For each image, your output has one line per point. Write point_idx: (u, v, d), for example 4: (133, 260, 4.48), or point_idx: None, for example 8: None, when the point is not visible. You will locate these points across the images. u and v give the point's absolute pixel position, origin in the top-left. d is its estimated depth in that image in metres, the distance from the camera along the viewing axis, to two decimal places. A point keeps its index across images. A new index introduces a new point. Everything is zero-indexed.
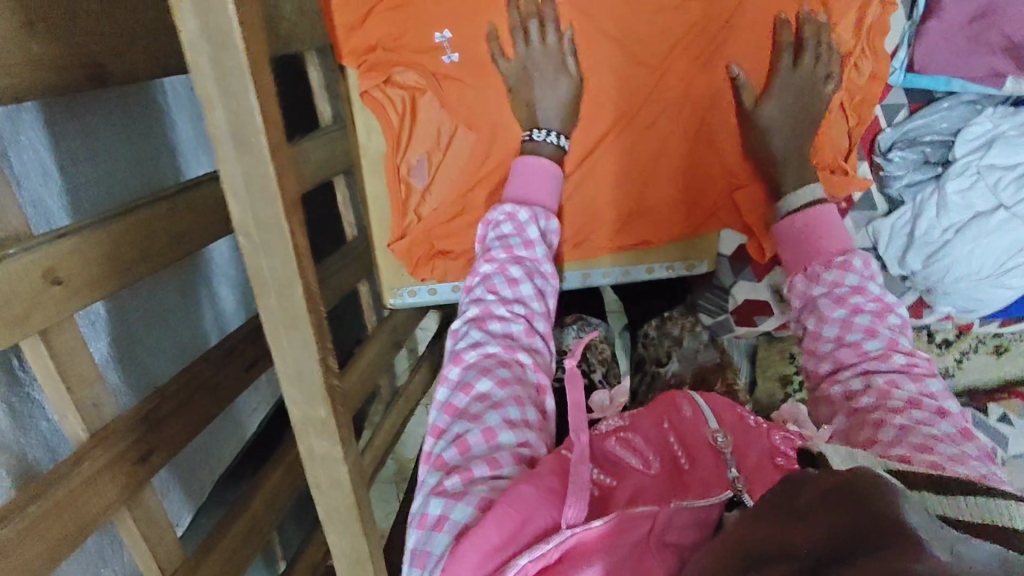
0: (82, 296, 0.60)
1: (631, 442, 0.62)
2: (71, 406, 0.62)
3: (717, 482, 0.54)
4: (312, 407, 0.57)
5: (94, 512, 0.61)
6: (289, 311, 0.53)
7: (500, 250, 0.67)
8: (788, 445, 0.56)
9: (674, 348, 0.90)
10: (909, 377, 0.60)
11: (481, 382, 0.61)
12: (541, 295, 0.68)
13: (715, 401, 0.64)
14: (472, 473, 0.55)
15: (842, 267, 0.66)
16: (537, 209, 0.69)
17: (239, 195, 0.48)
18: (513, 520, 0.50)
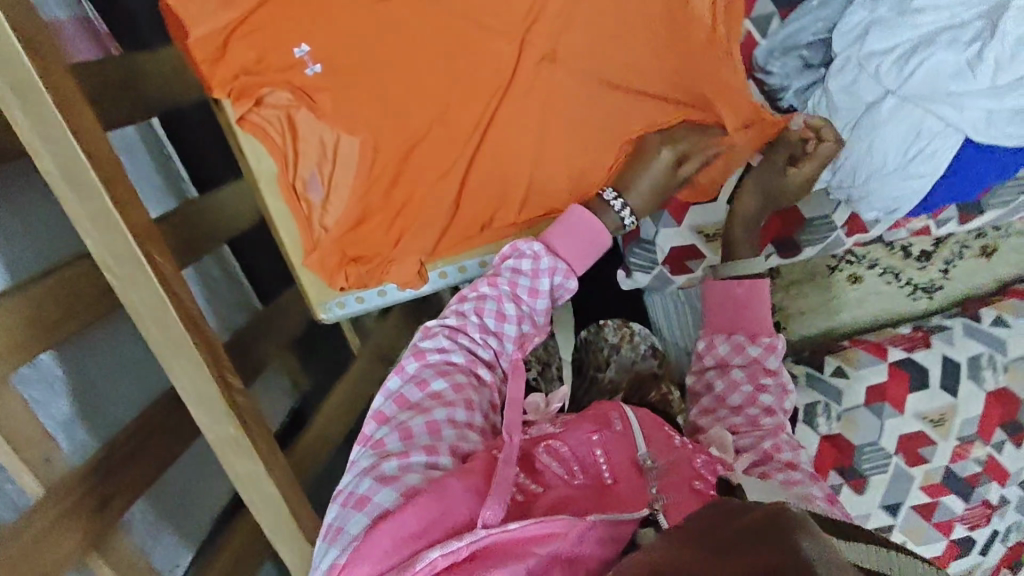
0: (11, 358, 0.63)
1: (560, 452, 0.62)
2: (23, 465, 0.65)
3: (636, 502, 0.57)
4: (221, 427, 0.58)
5: (53, 562, 0.63)
6: (170, 338, 0.54)
7: (506, 280, 0.66)
8: (708, 469, 0.61)
9: (611, 356, 0.90)
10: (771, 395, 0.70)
11: (436, 381, 0.61)
12: (522, 343, 0.67)
13: (644, 419, 0.68)
14: (409, 458, 0.56)
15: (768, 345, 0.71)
16: (561, 266, 0.66)
17: (91, 232, 0.50)
18: (430, 513, 0.51)
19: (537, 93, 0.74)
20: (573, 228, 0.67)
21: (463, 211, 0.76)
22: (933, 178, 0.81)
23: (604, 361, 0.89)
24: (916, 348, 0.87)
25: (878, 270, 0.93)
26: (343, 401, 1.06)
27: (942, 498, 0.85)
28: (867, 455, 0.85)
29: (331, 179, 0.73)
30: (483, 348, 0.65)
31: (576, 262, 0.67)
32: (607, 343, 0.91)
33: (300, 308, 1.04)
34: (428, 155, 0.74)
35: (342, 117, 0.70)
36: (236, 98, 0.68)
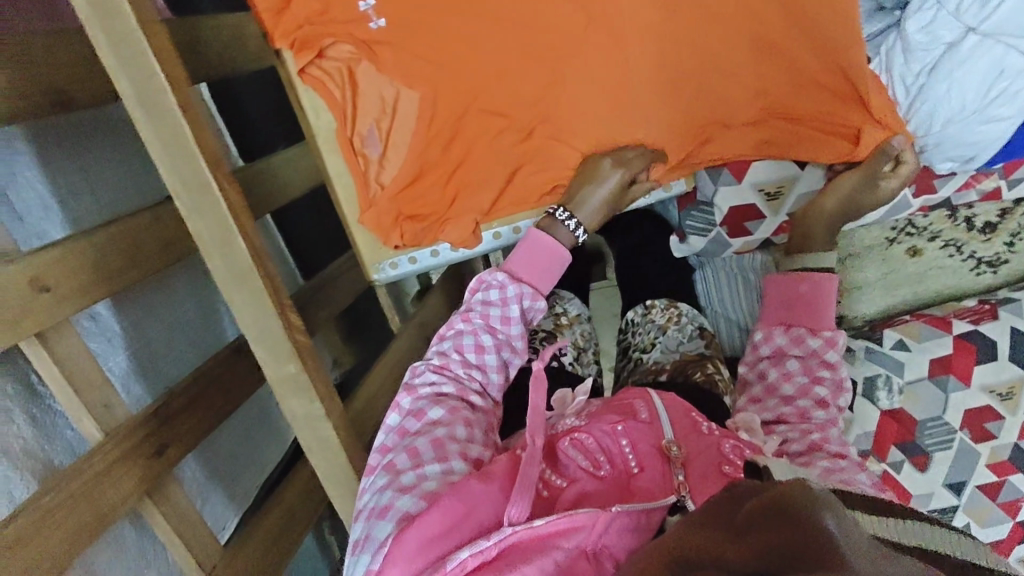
0: (74, 301, 0.65)
1: (585, 443, 0.67)
2: (84, 409, 0.66)
3: (662, 490, 0.62)
4: (282, 367, 0.58)
5: (111, 503, 0.64)
6: (235, 269, 0.54)
7: (479, 314, 0.70)
8: (735, 454, 0.64)
9: (657, 337, 0.85)
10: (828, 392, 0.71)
11: (433, 411, 0.65)
12: (503, 367, 0.72)
13: (673, 409, 0.71)
14: (422, 465, 0.60)
15: (828, 339, 0.73)
16: (526, 289, 0.70)
17: (164, 161, 0.51)
18: (457, 512, 0.55)
19: (600, 52, 0.73)
20: (529, 254, 0.71)
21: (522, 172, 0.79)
22: (1015, 121, 0.77)
23: (650, 343, 0.86)
24: (982, 321, 0.84)
25: (940, 243, 0.90)
26: (392, 374, 1.05)
27: (1010, 476, 0.81)
28: (931, 431, 0.82)
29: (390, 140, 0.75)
30: (468, 376, 0.70)
31: (542, 283, 0.71)
32: (653, 325, 0.87)
33: (351, 277, 1.04)
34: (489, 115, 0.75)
35: (404, 78, 0.72)
36: (298, 54, 0.69)
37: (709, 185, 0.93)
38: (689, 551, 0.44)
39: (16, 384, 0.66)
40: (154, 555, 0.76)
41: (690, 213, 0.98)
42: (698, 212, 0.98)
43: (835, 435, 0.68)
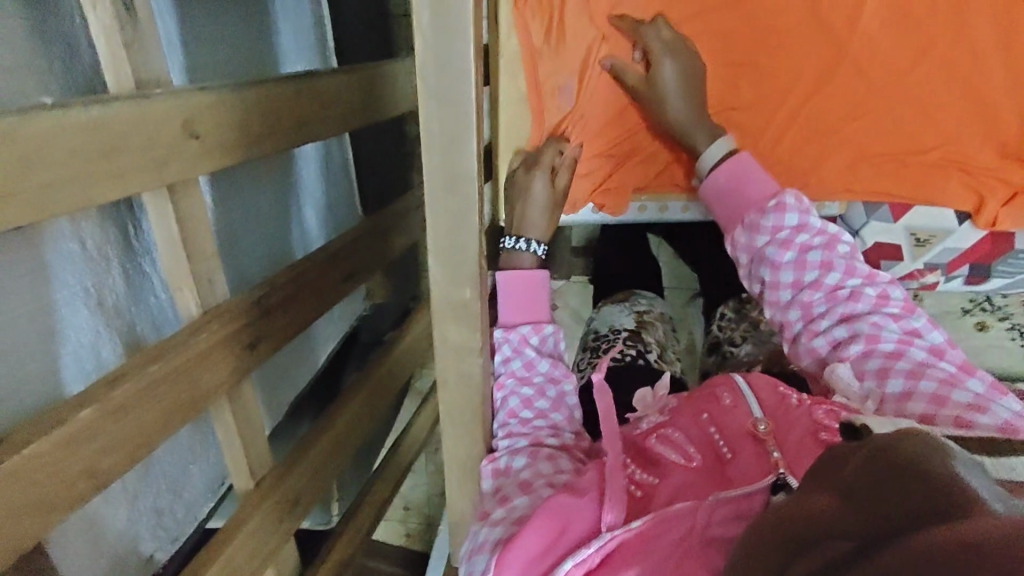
0: (215, 157, 0.57)
1: (674, 438, 0.64)
2: (189, 278, 0.58)
3: (758, 472, 0.57)
4: (456, 290, 0.53)
5: (205, 388, 0.57)
6: (453, 173, 0.49)
7: (506, 376, 0.68)
8: (831, 420, 0.59)
9: (750, 331, 0.96)
10: (890, 318, 0.68)
11: (516, 461, 0.62)
12: (558, 402, 0.68)
13: (759, 387, 0.66)
14: (511, 501, 0.58)
15: (778, 208, 0.73)
16: (524, 329, 0.69)
17: (427, 34, 0.45)
18: (551, 532, 0.53)
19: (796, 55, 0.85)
20: (511, 297, 0.71)
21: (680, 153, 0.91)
22: None
23: (741, 336, 0.97)
24: None
25: (1008, 326, 0.94)
26: None
27: None
28: None
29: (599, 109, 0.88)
30: (537, 424, 0.66)
31: (540, 312, 0.71)
32: (745, 320, 0.98)
33: None
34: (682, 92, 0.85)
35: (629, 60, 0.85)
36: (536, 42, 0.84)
37: (861, 217, 0.91)
38: (795, 524, 0.40)
39: (119, 232, 0.57)
40: (202, 452, 0.69)
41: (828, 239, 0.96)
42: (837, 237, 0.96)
43: (873, 301, 0.69)
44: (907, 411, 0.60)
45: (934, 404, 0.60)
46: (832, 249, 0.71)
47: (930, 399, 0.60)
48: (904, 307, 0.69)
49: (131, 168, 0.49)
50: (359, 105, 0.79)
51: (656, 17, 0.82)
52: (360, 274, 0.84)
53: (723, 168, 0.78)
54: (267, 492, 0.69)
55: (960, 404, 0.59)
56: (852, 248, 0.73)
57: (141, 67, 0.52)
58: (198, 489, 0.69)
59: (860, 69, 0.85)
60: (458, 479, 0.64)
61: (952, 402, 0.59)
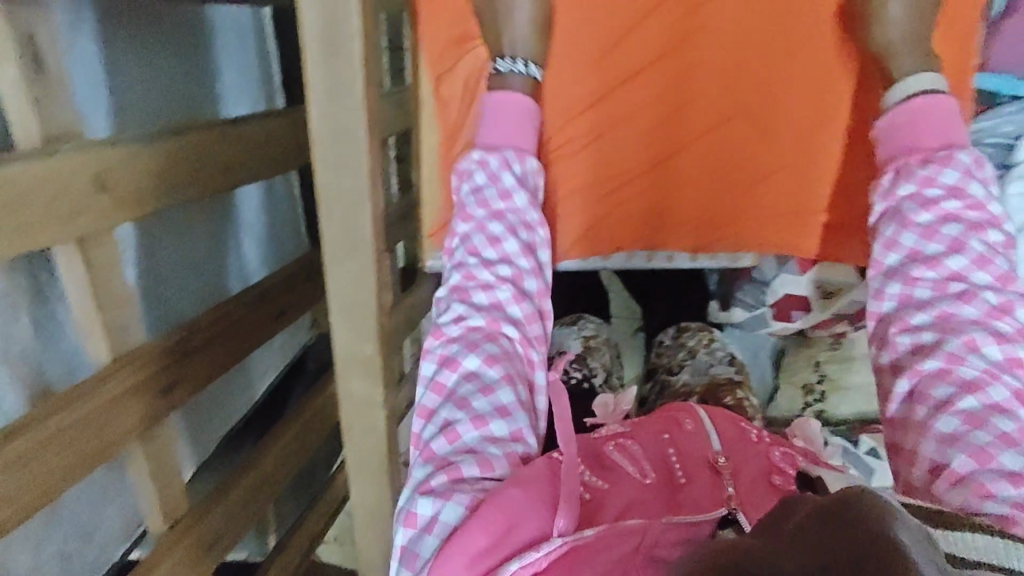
0: (128, 207, 0.58)
1: (632, 450, 0.66)
2: (100, 326, 0.59)
3: (710, 500, 0.59)
4: (358, 345, 0.55)
5: (114, 436, 0.58)
6: (350, 236, 0.51)
7: (477, 206, 0.69)
8: (784, 463, 0.64)
9: (688, 360, 0.94)
10: (993, 337, 0.61)
11: (468, 360, 0.62)
12: (527, 250, 0.70)
13: (719, 420, 0.72)
14: (458, 436, 0.58)
15: (943, 159, 0.67)
16: (507, 152, 0.71)
17: (321, 106, 0.47)
18: (499, 526, 0.49)
19: (708, 129, 0.78)
20: (497, 117, 0.71)
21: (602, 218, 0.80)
22: None
23: (678, 364, 0.95)
24: None
25: None
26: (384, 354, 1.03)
27: None
28: None
29: (577, 144, 0.77)
30: (507, 302, 0.67)
31: (522, 140, 0.72)
32: (683, 348, 0.97)
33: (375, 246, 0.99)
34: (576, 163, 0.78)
35: (606, 92, 0.76)
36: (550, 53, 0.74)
37: (773, 267, 0.96)
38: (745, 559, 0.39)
39: (24, 278, 0.58)
40: (116, 494, 0.69)
41: (743, 286, 1.00)
42: (751, 288, 0.99)
43: (984, 311, 0.62)
44: (942, 458, 0.56)
45: (973, 462, 0.54)
46: (975, 230, 0.65)
47: (970, 454, 0.55)
48: (1017, 331, 0.62)
49: (35, 224, 0.49)
50: (291, 148, 0.81)
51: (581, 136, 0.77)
52: (293, 310, 0.85)
53: (910, 102, 0.68)
54: (182, 534, 0.69)
55: (1000, 467, 0.53)
56: (1003, 241, 0.66)
57: (50, 122, 0.52)
58: (112, 531, 0.69)
59: (772, 140, 0.77)
60: (369, 525, 0.64)
61: (993, 466, 0.53)
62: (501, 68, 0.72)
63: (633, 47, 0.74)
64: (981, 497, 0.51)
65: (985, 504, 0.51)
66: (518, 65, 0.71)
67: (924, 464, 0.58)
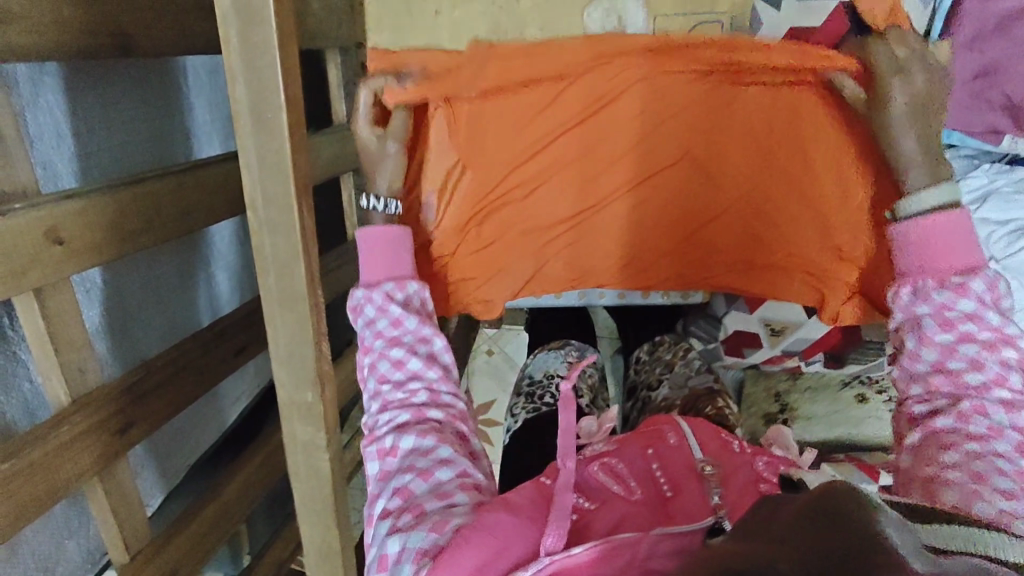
0: (84, 258, 0.61)
1: (616, 467, 0.58)
2: (57, 370, 0.61)
3: (700, 512, 0.52)
4: (299, 392, 0.57)
5: (67, 477, 0.60)
6: (287, 292, 0.53)
7: (370, 338, 0.61)
8: (770, 473, 0.59)
9: (665, 374, 0.93)
10: (1006, 406, 0.53)
11: (403, 442, 0.57)
12: (431, 360, 0.62)
13: (700, 431, 0.65)
14: (411, 491, 0.54)
15: (960, 287, 0.55)
16: (387, 286, 0.63)
17: (253, 171, 0.49)
18: (489, 547, 0.47)
19: (662, 172, 0.79)
20: (370, 258, 0.64)
21: (572, 256, 0.85)
22: None
23: (657, 380, 0.93)
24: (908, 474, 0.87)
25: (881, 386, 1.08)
26: None
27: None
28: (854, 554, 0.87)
29: (540, 180, 0.79)
30: (425, 405, 0.60)
31: (403, 269, 0.65)
32: (661, 363, 0.95)
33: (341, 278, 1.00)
34: (542, 203, 0.80)
35: (559, 139, 0.76)
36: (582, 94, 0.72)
37: (723, 305, 0.98)
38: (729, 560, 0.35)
39: None
40: (78, 526, 0.72)
41: (697, 321, 1.02)
42: (704, 323, 1.01)
43: (1007, 402, 0.53)
44: (938, 476, 0.51)
45: (970, 478, 0.49)
46: (995, 351, 0.54)
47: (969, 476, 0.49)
48: None
49: None
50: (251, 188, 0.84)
51: (539, 183, 0.79)
52: (255, 344, 0.88)
53: (921, 222, 0.57)
54: (142, 565, 0.71)
55: (996, 488, 0.48)
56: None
57: (4, 179, 0.55)
58: (73, 560, 0.72)
59: (725, 182, 0.79)
60: (318, 562, 0.66)
61: (989, 484, 0.48)
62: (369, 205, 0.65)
63: (665, 98, 0.73)
64: (970, 498, 0.48)
65: (974, 505, 0.47)
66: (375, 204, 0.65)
67: (919, 483, 0.52)
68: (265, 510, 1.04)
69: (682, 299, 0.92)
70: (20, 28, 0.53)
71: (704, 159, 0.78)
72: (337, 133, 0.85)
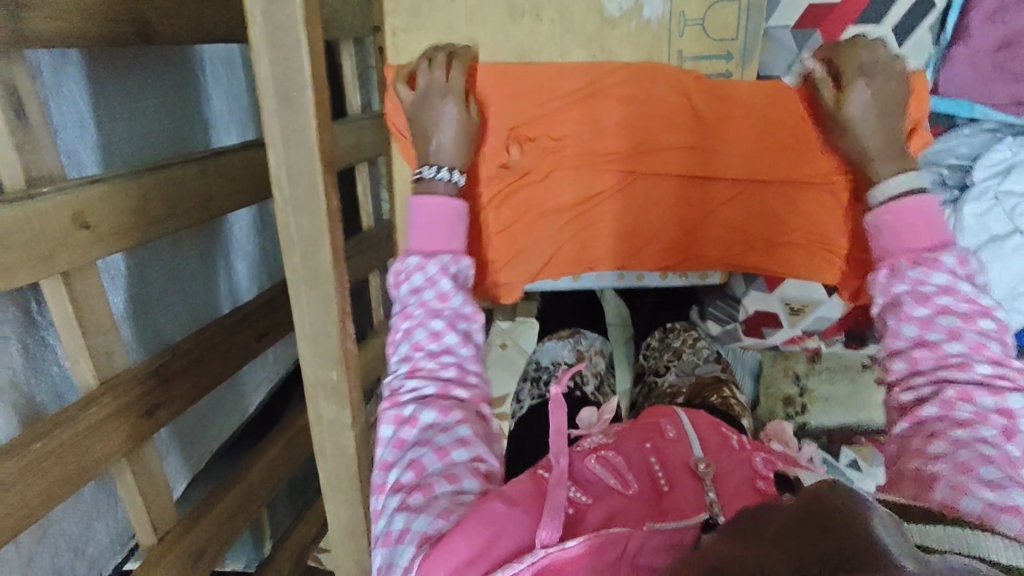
0: (111, 242, 0.62)
1: (614, 461, 0.57)
2: (86, 353, 0.62)
3: (693, 507, 0.53)
4: (324, 371, 0.58)
5: (96, 458, 0.61)
6: (312, 270, 0.54)
7: (413, 306, 0.60)
8: (768, 470, 0.57)
9: (673, 361, 0.92)
10: (986, 388, 0.52)
11: (424, 413, 0.56)
12: (468, 338, 0.60)
13: (700, 422, 0.65)
14: (424, 467, 0.54)
15: (931, 262, 0.56)
16: (444, 258, 0.61)
17: (278, 150, 0.50)
18: (484, 535, 0.47)
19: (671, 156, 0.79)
20: (424, 223, 0.63)
21: (582, 241, 0.85)
22: None
23: (665, 367, 0.93)
24: None
25: None
26: None
27: None
28: None
29: (552, 166, 0.80)
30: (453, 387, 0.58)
31: (454, 243, 0.63)
32: (670, 350, 0.95)
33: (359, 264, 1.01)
34: (552, 189, 0.81)
35: (569, 127, 0.77)
36: (576, 81, 0.75)
37: (742, 285, 0.96)
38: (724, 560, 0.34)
39: (17, 309, 0.62)
40: (107, 508, 0.73)
41: (715, 302, 0.99)
42: (723, 303, 0.99)
43: (984, 378, 0.52)
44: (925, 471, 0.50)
45: (956, 469, 0.48)
46: (979, 349, 0.53)
47: (954, 467, 0.48)
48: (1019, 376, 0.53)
49: (18, 263, 0.53)
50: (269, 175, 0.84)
51: (548, 171, 0.80)
52: (276, 331, 0.89)
53: (890, 207, 0.59)
54: (169, 546, 0.72)
55: (982, 478, 0.47)
56: (998, 331, 0.55)
57: (33, 165, 0.55)
58: (102, 542, 0.73)
59: (734, 165, 0.79)
60: (344, 541, 0.67)
61: (973, 475, 0.48)
62: (426, 174, 0.65)
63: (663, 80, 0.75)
64: (958, 492, 0.47)
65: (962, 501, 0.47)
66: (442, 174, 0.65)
67: (909, 477, 0.51)
68: (287, 497, 1.05)
69: (698, 282, 0.91)
70: (44, 14, 0.54)
71: (711, 144, 0.78)
72: (353, 119, 0.86)
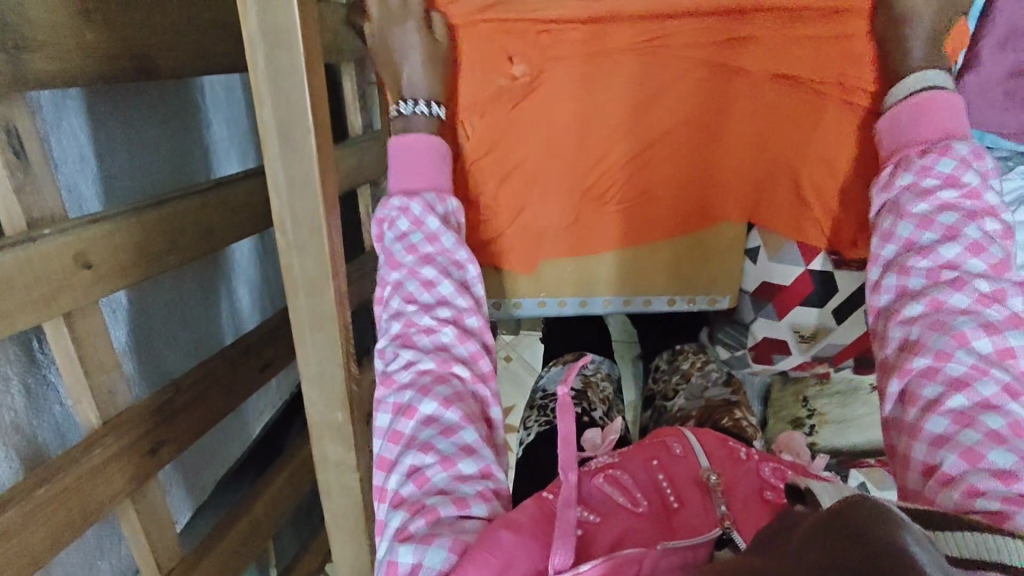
0: (113, 281, 0.61)
1: (621, 478, 0.55)
2: (88, 392, 0.61)
3: (705, 523, 0.51)
4: (329, 413, 0.57)
5: (100, 501, 0.60)
6: (316, 313, 0.53)
7: (404, 253, 0.60)
8: (776, 479, 0.56)
9: (681, 384, 0.91)
10: (983, 324, 0.50)
11: (425, 403, 0.54)
12: (462, 289, 0.61)
13: (705, 436, 0.62)
14: (427, 479, 0.50)
15: (943, 149, 0.55)
16: (429, 196, 0.63)
17: (281, 192, 0.49)
18: (493, 567, 0.43)
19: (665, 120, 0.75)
20: (408, 162, 0.64)
21: (586, 214, 0.81)
22: None
23: (673, 389, 0.93)
24: None
25: None
26: None
27: None
28: None
29: (541, 145, 0.75)
30: (451, 344, 0.58)
31: (440, 181, 0.65)
32: (678, 372, 0.94)
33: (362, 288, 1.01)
34: (543, 168, 0.77)
35: (553, 107, 0.73)
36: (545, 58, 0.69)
37: (750, 310, 0.93)
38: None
39: (18, 349, 0.61)
40: (110, 546, 0.73)
41: (724, 327, 0.98)
42: (732, 328, 0.97)
43: (978, 296, 0.51)
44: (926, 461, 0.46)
45: (965, 462, 0.44)
46: (978, 250, 0.53)
47: (960, 454, 0.45)
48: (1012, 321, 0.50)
49: (20, 308, 0.52)
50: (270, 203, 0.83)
51: (542, 153, 0.76)
52: (278, 360, 0.88)
53: (912, 99, 0.58)
54: None
55: (990, 467, 0.43)
56: (1001, 233, 0.54)
57: (34, 206, 0.55)
58: None
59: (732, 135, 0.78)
60: None
61: (981, 465, 0.44)
62: (403, 111, 0.67)
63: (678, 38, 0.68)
64: (968, 494, 0.43)
65: (975, 502, 0.42)
66: (420, 107, 0.67)
67: (914, 467, 0.48)
68: (293, 524, 1.04)
69: (706, 309, 0.91)
70: (45, 55, 0.53)
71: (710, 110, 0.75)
72: (355, 143, 0.85)
